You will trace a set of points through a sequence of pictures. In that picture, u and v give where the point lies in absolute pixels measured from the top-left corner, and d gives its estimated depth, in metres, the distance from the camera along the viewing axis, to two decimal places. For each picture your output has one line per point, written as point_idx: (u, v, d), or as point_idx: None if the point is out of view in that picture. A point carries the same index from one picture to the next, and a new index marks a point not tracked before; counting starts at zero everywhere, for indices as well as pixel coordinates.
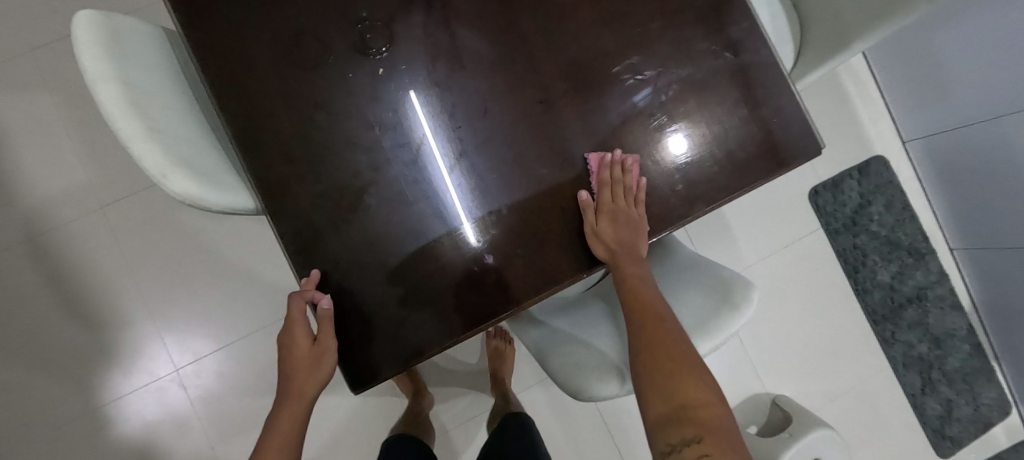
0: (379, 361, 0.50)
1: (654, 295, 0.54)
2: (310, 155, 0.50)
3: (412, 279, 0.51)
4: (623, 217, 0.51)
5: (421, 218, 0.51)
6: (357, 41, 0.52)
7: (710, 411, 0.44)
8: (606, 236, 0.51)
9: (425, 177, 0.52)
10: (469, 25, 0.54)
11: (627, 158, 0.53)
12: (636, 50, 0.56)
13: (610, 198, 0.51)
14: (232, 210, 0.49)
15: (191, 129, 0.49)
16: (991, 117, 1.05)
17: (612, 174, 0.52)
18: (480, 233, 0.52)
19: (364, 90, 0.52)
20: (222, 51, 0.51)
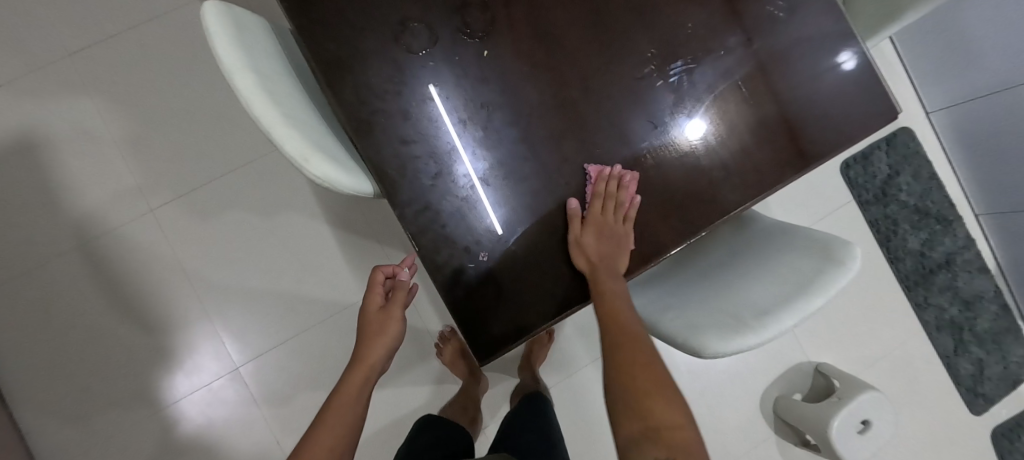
0: (502, 334, 0.52)
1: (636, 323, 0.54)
2: (422, 138, 0.52)
3: (517, 263, 0.53)
4: (611, 232, 0.52)
5: (530, 194, 0.53)
6: (459, 24, 0.53)
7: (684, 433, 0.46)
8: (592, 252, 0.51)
9: (530, 155, 0.53)
10: (560, 4, 0.55)
11: (625, 174, 0.53)
12: (722, 23, 0.57)
13: (599, 210, 0.52)
14: (357, 194, 0.50)
15: (311, 116, 0.51)
16: (1003, 87, 1.11)
17: (607, 186, 0.53)
18: (588, 207, 0.54)
19: (470, 72, 0.53)
20: (332, 40, 0.52)
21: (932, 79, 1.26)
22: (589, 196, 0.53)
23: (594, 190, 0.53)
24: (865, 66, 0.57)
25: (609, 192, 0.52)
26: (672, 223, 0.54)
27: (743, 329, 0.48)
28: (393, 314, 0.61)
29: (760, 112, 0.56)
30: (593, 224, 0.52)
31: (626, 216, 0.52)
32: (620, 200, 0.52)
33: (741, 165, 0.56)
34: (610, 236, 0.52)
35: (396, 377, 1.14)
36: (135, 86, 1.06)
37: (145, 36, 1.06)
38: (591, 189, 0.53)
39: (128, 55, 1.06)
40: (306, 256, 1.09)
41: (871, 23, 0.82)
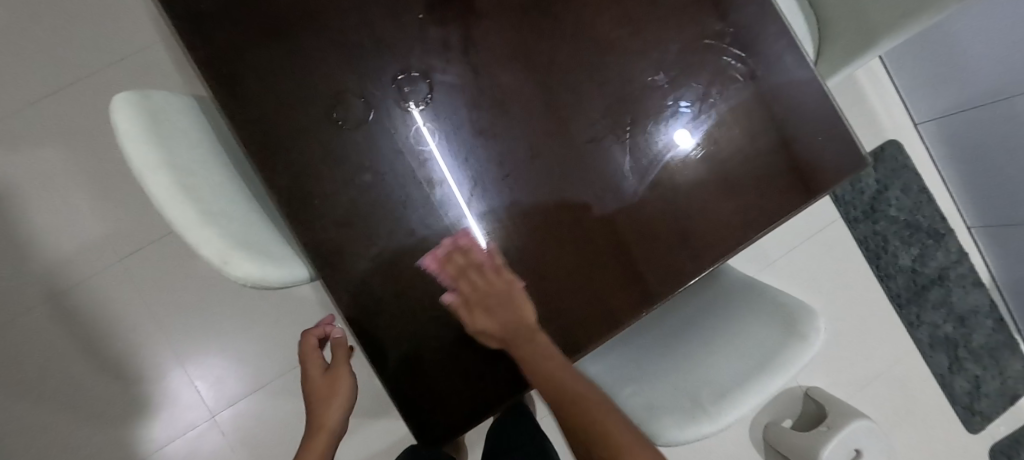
0: (449, 420, 0.50)
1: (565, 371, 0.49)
2: (360, 219, 0.49)
3: (520, 313, 0.51)
4: (499, 298, 0.49)
5: (475, 272, 0.50)
6: (396, 95, 0.51)
7: None
8: (492, 332, 0.49)
9: (501, 213, 0.51)
10: (504, 66, 0.52)
11: (463, 238, 0.50)
12: (678, 77, 0.55)
13: (472, 287, 0.50)
14: (289, 284, 0.48)
15: (238, 204, 0.48)
16: (1001, 98, 1.06)
17: (455, 259, 0.50)
18: (542, 281, 0.51)
19: (408, 147, 0.50)
20: (261, 118, 0.49)
21: (920, 89, 1.22)
22: (449, 281, 0.50)
23: (447, 272, 0.50)
24: (829, 118, 0.55)
25: (466, 264, 0.50)
26: (627, 293, 0.52)
27: (699, 416, 0.49)
28: (342, 375, 0.59)
29: (722, 170, 0.54)
30: (479, 302, 0.50)
31: (507, 274, 0.50)
32: (478, 263, 0.50)
33: (706, 224, 0.54)
34: (501, 304, 0.49)
35: (376, 417, 1.12)
36: (100, 135, 1.04)
37: (109, 82, 1.04)
38: (443, 271, 0.50)
39: (93, 102, 1.04)
40: (281, 298, 1.07)
41: (842, 57, 0.79)
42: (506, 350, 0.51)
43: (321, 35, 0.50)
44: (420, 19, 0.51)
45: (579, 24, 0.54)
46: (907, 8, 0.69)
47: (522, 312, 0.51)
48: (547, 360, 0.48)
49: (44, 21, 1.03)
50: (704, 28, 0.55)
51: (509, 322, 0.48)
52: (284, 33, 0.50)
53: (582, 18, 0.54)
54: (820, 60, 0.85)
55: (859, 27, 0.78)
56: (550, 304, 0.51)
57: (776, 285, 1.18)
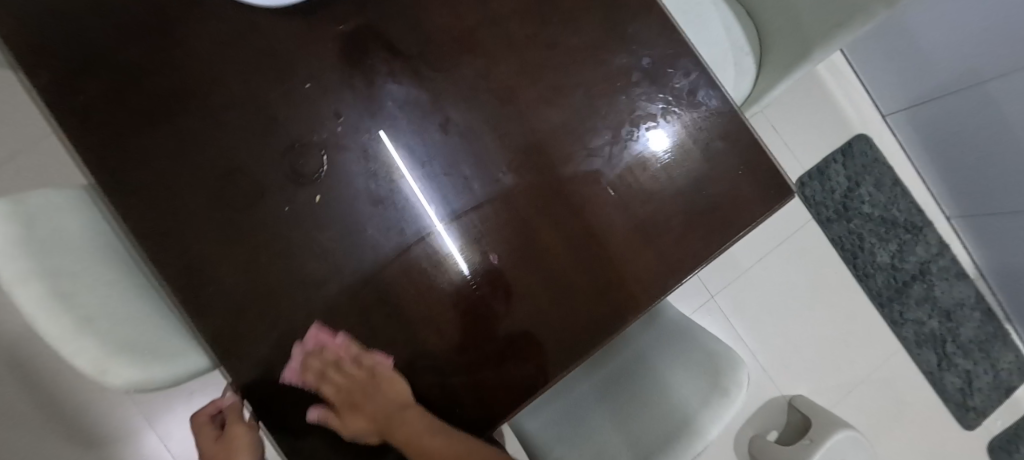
0: None
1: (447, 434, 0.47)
2: (258, 301, 0.47)
3: (520, 316, 0.50)
4: (368, 382, 0.49)
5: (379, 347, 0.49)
6: (290, 170, 0.48)
7: None
8: (367, 412, 0.50)
9: (470, 239, 0.50)
10: (402, 129, 0.50)
11: (319, 340, 0.48)
12: (587, 121, 0.52)
13: (336, 377, 0.49)
14: (176, 381, 0.48)
15: (122, 304, 0.46)
16: (973, 83, 1.02)
17: (320, 360, 0.48)
18: (514, 303, 0.50)
19: (305, 222, 0.48)
20: (153, 207, 0.47)
21: (885, 81, 1.20)
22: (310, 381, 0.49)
23: (308, 374, 0.48)
24: (749, 150, 0.53)
25: (322, 367, 0.48)
26: (546, 350, 0.50)
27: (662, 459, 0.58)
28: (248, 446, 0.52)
29: (644, 212, 0.52)
30: (341, 405, 0.49)
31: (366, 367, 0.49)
32: (333, 362, 0.48)
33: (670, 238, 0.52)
34: (370, 394, 0.50)
35: None
36: None
37: None
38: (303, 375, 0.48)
39: None
40: None
41: (783, 67, 0.76)
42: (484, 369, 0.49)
43: (204, 112, 0.48)
44: (309, 88, 0.49)
45: (478, 76, 0.51)
46: (837, 18, 0.67)
47: (524, 316, 0.50)
48: (419, 440, 0.47)
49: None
50: (610, 69, 0.53)
51: (385, 409, 0.49)
52: (168, 116, 0.48)
53: (482, 68, 0.51)
54: (763, 70, 0.82)
55: (795, 37, 0.75)
56: (542, 311, 0.50)
57: (749, 294, 1.15)
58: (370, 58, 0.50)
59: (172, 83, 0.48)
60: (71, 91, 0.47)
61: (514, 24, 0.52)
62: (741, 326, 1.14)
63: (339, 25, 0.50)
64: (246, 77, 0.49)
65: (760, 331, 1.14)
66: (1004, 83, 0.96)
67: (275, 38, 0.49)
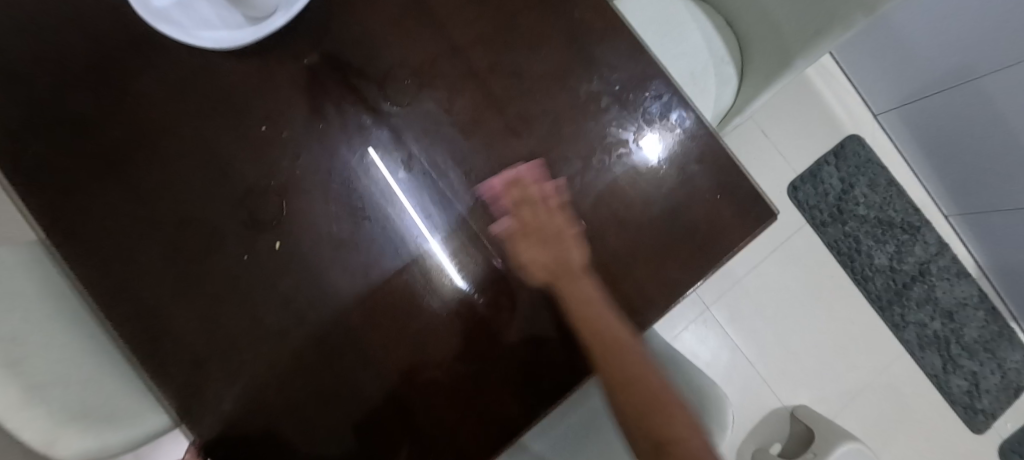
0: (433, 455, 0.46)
1: (605, 315, 0.45)
2: (216, 356, 0.45)
3: (528, 321, 0.48)
4: (551, 235, 0.48)
5: (344, 400, 0.46)
6: (247, 217, 0.47)
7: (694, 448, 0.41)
8: (537, 267, 0.47)
9: (459, 254, 0.49)
10: (362, 170, 0.48)
11: (531, 175, 0.49)
12: (555, 151, 0.50)
13: (532, 217, 0.49)
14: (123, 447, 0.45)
15: (73, 366, 0.44)
16: (964, 80, 1.01)
17: (536, 192, 0.49)
18: (517, 312, 0.48)
19: (264, 271, 0.46)
20: (101, 262, 0.45)
21: (873, 79, 1.18)
22: (508, 211, 0.49)
23: (511, 199, 0.49)
24: (727, 173, 0.51)
25: (533, 204, 0.49)
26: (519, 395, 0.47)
27: None
28: None
29: (619, 243, 0.50)
30: (529, 231, 0.48)
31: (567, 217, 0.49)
32: (539, 198, 0.49)
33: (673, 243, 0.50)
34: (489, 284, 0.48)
35: None
36: None
37: None
38: (506, 201, 0.49)
39: None
40: None
41: (763, 78, 0.74)
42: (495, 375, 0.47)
43: (155, 161, 0.47)
44: (264, 131, 0.48)
45: (440, 109, 0.50)
46: (813, 28, 0.65)
47: (523, 336, 0.48)
48: (588, 301, 0.44)
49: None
50: (578, 95, 0.51)
51: (556, 264, 0.47)
52: (119, 166, 0.46)
53: (444, 101, 0.50)
54: (744, 81, 0.80)
55: (774, 47, 0.73)
56: (546, 319, 0.48)
57: (744, 303, 1.13)
58: (327, 97, 0.49)
59: (123, 132, 0.47)
60: (23, 144, 0.45)
61: (476, 53, 0.50)
62: (738, 335, 1.12)
63: (295, 64, 0.49)
64: (199, 122, 0.47)
65: (757, 341, 1.12)
66: (999, 77, 0.94)
67: (229, 80, 0.48)
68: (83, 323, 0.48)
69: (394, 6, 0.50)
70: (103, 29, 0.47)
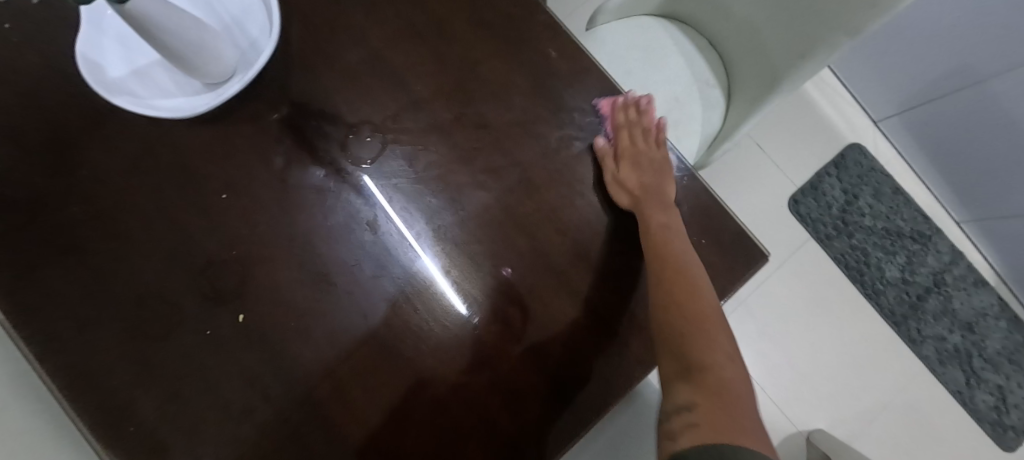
0: None
1: (682, 248, 0.43)
2: (180, 438, 0.43)
3: (545, 332, 0.47)
4: (639, 159, 0.49)
5: None
6: (208, 290, 0.45)
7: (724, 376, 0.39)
8: (629, 183, 0.48)
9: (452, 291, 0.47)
10: (326, 237, 0.47)
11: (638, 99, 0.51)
12: (526, 201, 0.48)
13: (631, 143, 0.49)
14: None
15: (38, 453, 0.41)
16: (973, 82, 0.96)
17: (630, 116, 0.50)
18: (526, 333, 0.47)
19: (228, 346, 0.45)
20: (58, 347, 0.44)
21: (873, 84, 1.14)
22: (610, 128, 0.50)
23: (614, 123, 0.50)
24: (709, 215, 0.49)
25: (633, 121, 0.50)
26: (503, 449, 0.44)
27: None
28: None
29: (600, 298, 0.47)
30: (626, 156, 0.49)
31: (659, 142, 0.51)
32: (642, 126, 0.50)
33: None
34: (638, 165, 0.48)
35: None
36: None
37: None
38: (610, 123, 0.50)
39: None
40: None
41: (750, 102, 0.72)
42: (515, 397, 0.45)
43: (115, 238, 0.46)
44: (224, 199, 0.46)
45: (405, 166, 0.48)
46: (796, 52, 0.63)
47: (537, 349, 0.46)
48: (663, 230, 0.44)
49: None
50: (548, 142, 0.49)
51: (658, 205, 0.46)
52: (79, 245, 0.45)
53: (409, 158, 0.48)
54: (732, 103, 0.78)
55: (760, 69, 0.71)
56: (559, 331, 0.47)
57: (749, 323, 1.09)
58: (288, 160, 0.47)
59: (81, 209, 0.46)
60: None
61: (439, 107, 0.49)
62: (745, 358, 1.08)
63: (252, 128, 0.48)
64: (159, 194, 0.46)
65: (766, 362, 1.08)
66: (1006, 80, 0.90)
67: (187, 150, 0.47)
68: (50, 407, 0.46)
69: (354, 64, 0.49)
70: (61, 106, 0.46)
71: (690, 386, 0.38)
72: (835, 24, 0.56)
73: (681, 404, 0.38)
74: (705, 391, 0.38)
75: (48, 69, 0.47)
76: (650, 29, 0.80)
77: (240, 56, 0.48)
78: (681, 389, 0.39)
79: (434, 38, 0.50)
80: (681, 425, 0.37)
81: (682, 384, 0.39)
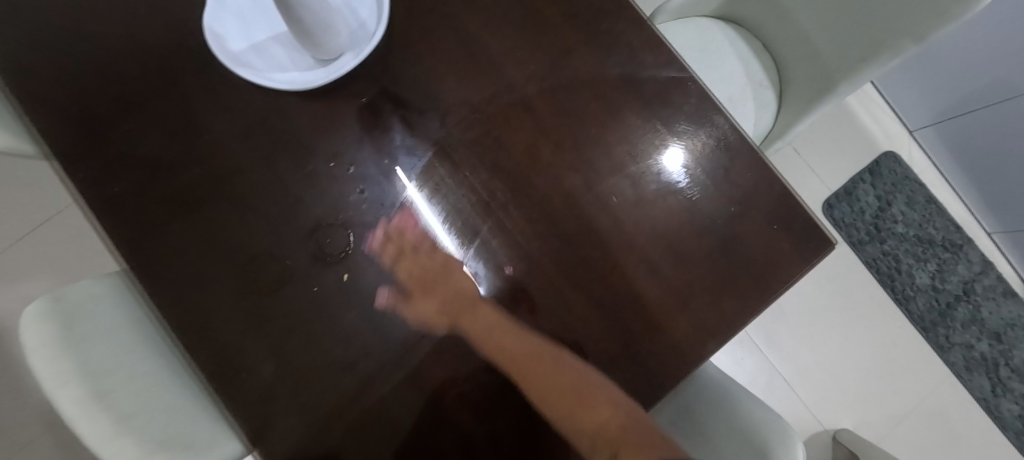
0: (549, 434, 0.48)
1: (507, 331, 0.48)
2: (288, 386, 0.47)
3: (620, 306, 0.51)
4: (446, 296, 0.49)
5: (412, 425, 0.48)
6: (316, 250, 0.49)
7: (607, 417, 0.43)
8: (437, 318, 0.49)
9: (538, 262, 0.50)
10: (426, 208, 0.50)
11: (396, 230, 0.49)
12: (609, 183, 0.52)
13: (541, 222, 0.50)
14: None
15: (161, 391, 0.46)
16: (1001, 99, 1.00)
17: (401, 249, 0.49)
18: (605, 306, 0.51)
19: (333, 302, 0.48)
20: (181, 294, 0.48)
21: (910, 93, 1.16)
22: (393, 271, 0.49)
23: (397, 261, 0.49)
24: (781, 202, 0.51)
25: (411, 253, 0.49)
26: None
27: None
28: None
29: (677, 275, 0.51)
30: (432, 294, 0.49)
31: (444, 266, 0.50)
32: (422, 266, 0.49)
33: (737, 258, 0.51)
34: (456, 300, 0.49)
35: None
36: (67, 254, 1.07)
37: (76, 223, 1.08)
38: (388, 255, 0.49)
39: (66, 243, 1.07)
40: None
41: (805, 102, 0.75)
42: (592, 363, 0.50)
43: (229, 198, 0.49)
44: (332, 168, 0.50)
45: (498, 145, 0.51)
46: (857, 55, 0.65)
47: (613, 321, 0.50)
48: (484, 329, 0.48)
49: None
50: (630, 128, 0.52)
51: (456, 310, 0.49)
52: (194, 207, 0.49)
53: (501, 138, 0.51)
54: (784, 103, 0.81)
55: (816, 71, 0.74)
56: (634, 307, 0.50)
57: (782, 324, 1.12)
58: (391, 136, 0.51)
59: (199, 170, 0.49)
60: (108, 184, 0.49)
61: (530, 91, 0.52)
62: (776, 357, 1.10)
63: (358, 103, 0.51)
64: (270, 160, 0.49)
65: (796, 362, 1.10)
66: None
67: (298, 120, 0.50)
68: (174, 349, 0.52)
69: (453, 48, 0.52)
70: (185, 75, 0.50)
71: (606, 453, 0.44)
72: (901, 28, 0.58)
73: None
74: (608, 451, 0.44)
75: (174, 40, 0.50)
76: (707, 29, 0.83)
77: (352, 35, 0.51)
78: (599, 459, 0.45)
79: (528, 25, 0.53)
80: None
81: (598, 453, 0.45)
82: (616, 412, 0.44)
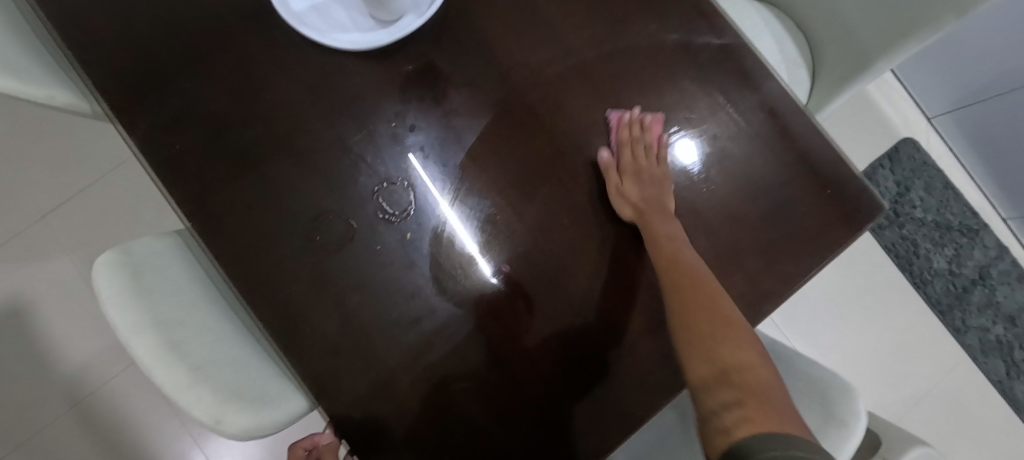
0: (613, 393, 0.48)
1: (689, 251, 0.45)
2: (354, 342, 0.48)
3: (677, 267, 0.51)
4: (648, 175, 0.50)
5: (474, 383, 0.48)
6: (378, 209, 0.49)
7: (755, 372, 0.35)
8: (630, 198, 0.49)
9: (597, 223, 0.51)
10: (487, 169, 0.51)
11: (645, 116, 0.52)
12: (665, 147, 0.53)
13: (632, 158, 0.50)
14: (292, 413, 0.49)
15: (225, 345, 0.47)
16: (1001, 91, 1.03)
17: (632, 134, 0.51)
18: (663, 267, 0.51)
19: (396, 260, 0.49)
20: (245, 250, 0.48)
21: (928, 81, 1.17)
22: (616, 145, 0.51)
23: (619, 138, 0.51)
24: (835, 167, 0.52)
25: (636, 137, 0.51)
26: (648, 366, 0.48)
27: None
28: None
29: (734, 237, 0.52)
30: (628, 170, 0.50)
31: (659, 158, 0.52)
32: (645, 140, 0.51)
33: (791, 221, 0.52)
34: (651, 185, 0.50)
35: None
36: (89, 229, 1.05)
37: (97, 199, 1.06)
38: (617, 138, 0.51)
39: (88, 218, 1.05)
40: None
41: (840, 80, 0.76)
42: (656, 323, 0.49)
43: (292, 156, 0.49)
44: (394, 128, 0.50)
45: (557, 108, 0.52)
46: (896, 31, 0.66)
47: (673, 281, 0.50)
48: (670, 239, 0.46)
49: (7, 130, 1.05)
50: (684, 95, 0.53)
51: (652, 198, 0.49)
52: (256, 166, 0.49)
53: (559, 101, 0.52)
54: (817, 82, 0.82)
55: (849, 50, 0.74)
56: None
57: (803, 306, 1.13)
58: (451, 98, 0.51)
59: (262, 129, 0.49)
60: (171, 141, 0.49)
61: (588, 56, 0.53)
62: (798, 339, 1.12)
63: (419, 65, 0.51)
64: (332, 120, 0.50)
65: (817, 344, 1.12)
66: None
67: (359, 81, 0.51)
68: (230, 306, 0.53)
69: (511, 11, 0.53)
70: (247, 34, 0.50)
71: (731, 389, 0.34)
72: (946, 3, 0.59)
73: (725, 404, 0.34)
74: (740, 388, 0.34)
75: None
76: (740, 8, 0.84)
77: None
78: (720, 391, 0.35)
79: None
80: (732, 421, 0.32)
81: (719, 390, 0.35)
82: (767, 377, 0.36)
